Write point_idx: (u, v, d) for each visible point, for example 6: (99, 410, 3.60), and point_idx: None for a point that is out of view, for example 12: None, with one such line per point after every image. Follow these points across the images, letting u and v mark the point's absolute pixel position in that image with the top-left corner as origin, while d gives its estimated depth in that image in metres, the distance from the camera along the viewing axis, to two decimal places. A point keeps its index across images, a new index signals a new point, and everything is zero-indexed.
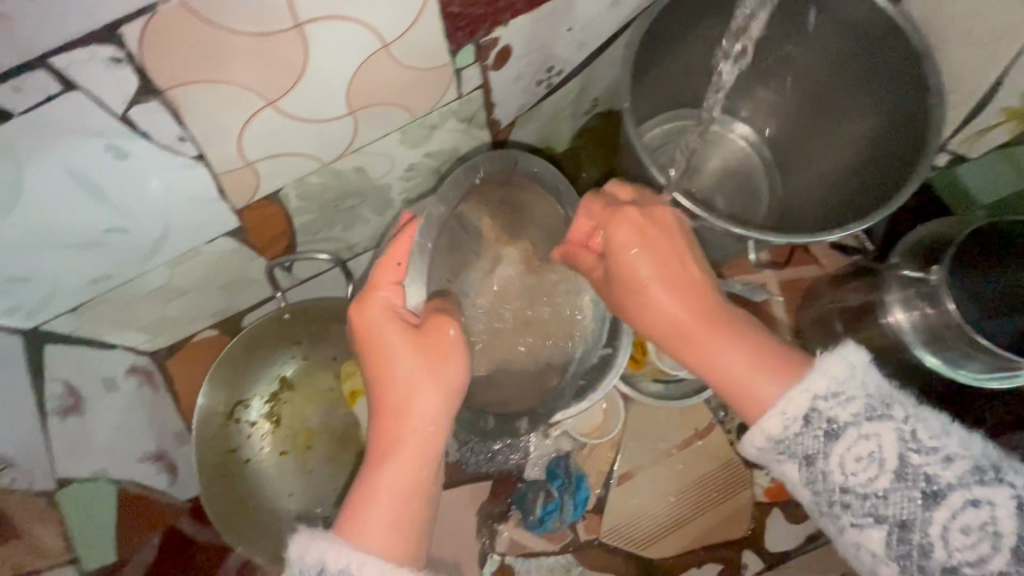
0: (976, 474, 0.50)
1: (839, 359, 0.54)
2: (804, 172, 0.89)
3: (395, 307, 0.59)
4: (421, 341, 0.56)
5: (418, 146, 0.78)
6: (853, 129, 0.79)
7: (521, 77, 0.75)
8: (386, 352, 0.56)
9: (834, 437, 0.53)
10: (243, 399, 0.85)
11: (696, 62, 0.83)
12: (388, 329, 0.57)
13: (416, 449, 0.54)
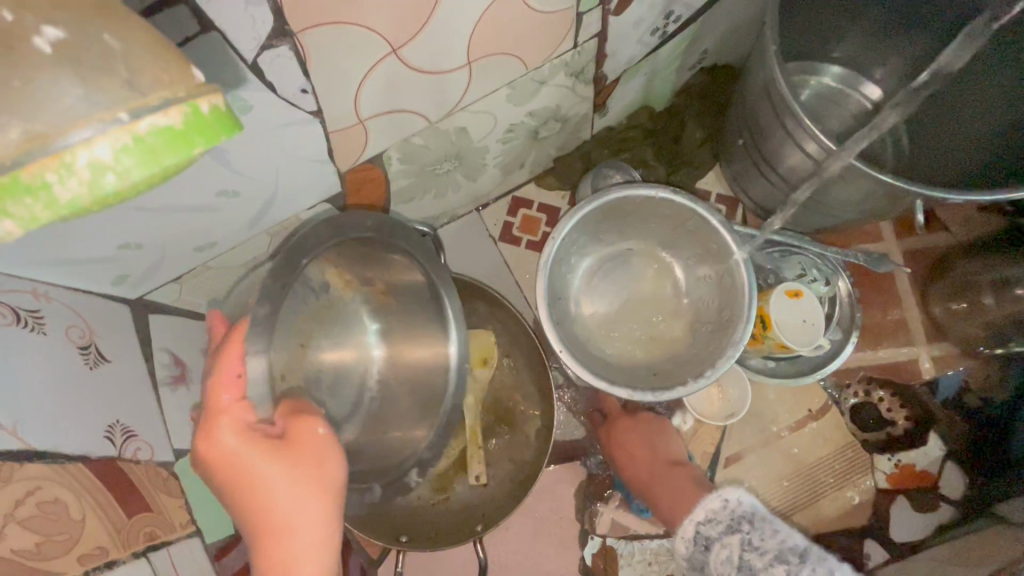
0: (785, 562, 0.58)
1: (713, 493, 0.65)
2: (943, 129, 0.77)
3: (250, 424, 0.49)
4: (287, 449, 0.50)
5: (522, 104, 0.72)
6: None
7: (640, 23, 0.68)
8: (256, 481, 0.48)
9: (709, 548, 0.63)
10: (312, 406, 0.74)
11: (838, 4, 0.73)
12: (254, 456, 0.48)
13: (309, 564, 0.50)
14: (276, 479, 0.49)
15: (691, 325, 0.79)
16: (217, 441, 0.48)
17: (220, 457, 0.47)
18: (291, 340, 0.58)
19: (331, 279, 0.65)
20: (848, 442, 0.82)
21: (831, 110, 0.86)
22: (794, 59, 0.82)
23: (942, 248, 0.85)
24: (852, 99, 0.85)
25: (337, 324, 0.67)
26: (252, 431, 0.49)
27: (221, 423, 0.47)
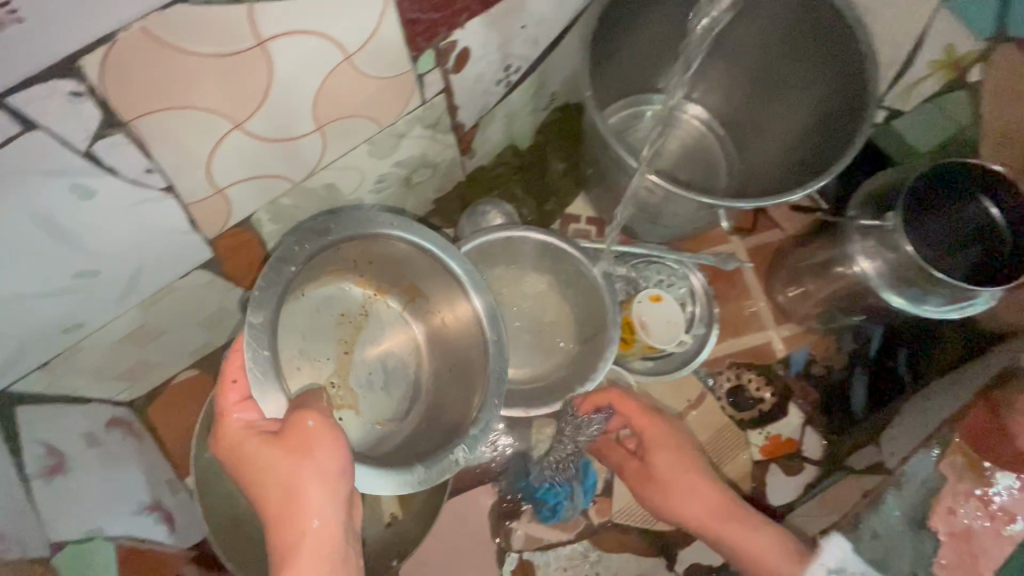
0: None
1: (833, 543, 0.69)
2: (762, 139, 0.91)
3: (253, 423, 0.57)
4: (279, 442, 0.54)
5: (387, 157, 0.78)
6: (797, 95, 0.83)
7: (482, 77, 0.76)
8: (256, 467, 0.54)
9: None
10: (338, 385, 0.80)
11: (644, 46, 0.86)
12: (249, 448, 0.55)
13: (312, 549, 0.53)
14: (270, 463, 0.54)
15: (571, 340, 0.86)
16: (229, 429, 0.57)
17: (229, 448, 0.56)
18: (335, 348, 0.81)
19: (363, 290, 0.83)
20: (725, 424, 0.91)
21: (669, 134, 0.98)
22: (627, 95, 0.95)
23: (778, 242, 0.97)
24: (685, 121, 0.98)
25: (380, 327, 0.84)
26: (250, 426, 0.57)
27: (228, 416, 0.58)
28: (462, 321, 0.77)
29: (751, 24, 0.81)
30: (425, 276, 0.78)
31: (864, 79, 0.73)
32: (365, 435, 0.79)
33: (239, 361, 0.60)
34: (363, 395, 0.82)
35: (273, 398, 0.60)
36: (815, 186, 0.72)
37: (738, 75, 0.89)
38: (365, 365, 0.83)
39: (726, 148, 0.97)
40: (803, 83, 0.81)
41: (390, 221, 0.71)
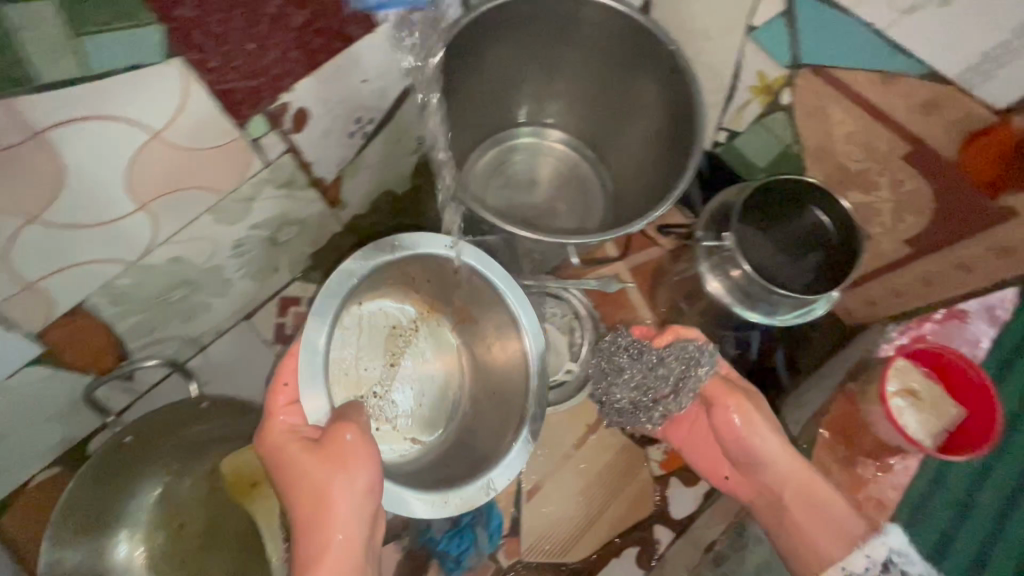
0: None
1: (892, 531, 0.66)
2: (623, 158, 0.95)
3: (294, 427, 0.65)
4: (319, 451, 0.62)
5: (240, 221, 0.75)
6: (638, 115, 0.87)
7: (330, 132, 0.75)
8: (293, 472, 0.62)
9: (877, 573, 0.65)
10: (387, 399, 0.85)
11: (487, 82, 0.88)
12: (289, 453, 0.62)
13: (338, 557, 0.60)
14: (308, 471, 0.61)
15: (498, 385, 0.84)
16: (273, 427, 0.65)
17: (272, 450, 0.64)
18: (384, 359, 0.86)
19: (415, 306, 0.88)
20: (623, 445, 0.92)
21: (539, 160, 1.01)
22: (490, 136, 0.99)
23: (657, 259, 1.00)
24: (549, 146, 1.01)
25: (427, 346, 0.89)
26: (295, 431, 0.65)
27: (276, 417, 0.66)
28: (511, 357, 0.81)
29: (579, 52, 0.85)
30: (474, 300, 0.82)
31: (685, 99, 0.77)
32: (399, 449, 0.83)
33: (295, 366, 0.67)
34: (403, 412, 0.86)
35: (323, 412, 0.67)
36: (660, 212, 0.72)
37: (587, 104, 0.93)
38: (407, 379, 0.87)
39: (596, 168, 1.00)
40: (639, 104, 0.85)
41: (444, 240, 0.77)
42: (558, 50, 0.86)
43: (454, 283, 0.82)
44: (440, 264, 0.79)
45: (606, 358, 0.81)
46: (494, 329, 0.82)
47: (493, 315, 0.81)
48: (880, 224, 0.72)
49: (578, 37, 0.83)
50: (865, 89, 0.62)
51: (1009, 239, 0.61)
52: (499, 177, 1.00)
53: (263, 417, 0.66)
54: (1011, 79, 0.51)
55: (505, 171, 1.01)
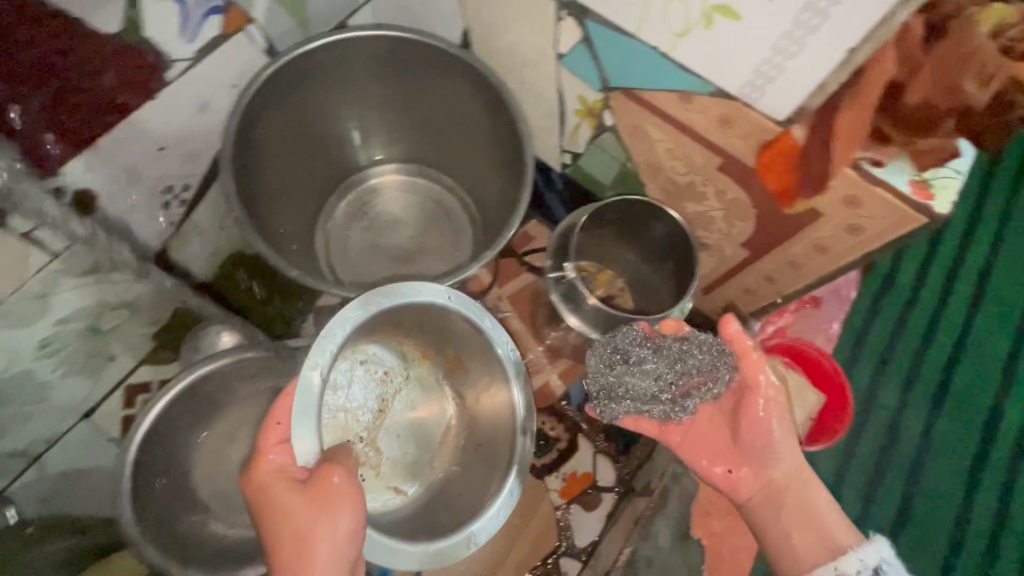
0: None
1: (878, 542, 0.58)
2: (475, 179, 0.89)
3: (285, 467, 0.59)
4: (308, 493, 0.57)
5: (38, 320, 0.66)
6: (476, 133, 0.81)
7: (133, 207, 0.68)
8: (278, 512, 0.57)
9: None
10: (372, 449, 0.76)
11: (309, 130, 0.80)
12: (276, 493, 0.57)
13: None
14: (292, 514, 0.57)
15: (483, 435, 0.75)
16: (262, 466, 0.59)
17: (257, 487, 0.58)
18: (373, 404, 0.77)
19: (408, 351, 0.80)
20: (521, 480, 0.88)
21: (390, 196, 0.94)
22: (339, 184, 0.91)
23: (534, 284, 0.99)
24: (396, 180, 0.94)
25: (417, 392, 0.81)
26: (282, 469, 0.59)
27: (263, 455, 0.60)
28: (500, 410, 0.73)
29: (394, 78, 0.78)
30: (472, 349, 0.74)
31: (510, 111, 0.72)
32: (382, 502, 0.73)
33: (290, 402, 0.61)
34: (387, 464, 0.77)
35: (314, 452, 0.60)
36: (489, 257, 0.72)
37: (423, 130, 0.87)
38: (393, 429, 0.78)
39: (453, 194, 0.94)
40: (473, 121, 0.80)
41: (446, 292, 0.69)
42: (371, 81, 0.79)
43: (452, 331, 0.74)
44: (439, 313, 0.70)
45: (620, 351, 0.71)
46: (489, 376, 0.74)
47: (485, 358, 0.74)
48: (717, 230, 0.74)
49: (387, 64, 0.76)
50: (668, 108, 0.63)
51: (819, 237, 0.64)
52: (358, 223, 0.93)
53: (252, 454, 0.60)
54: (779, 94, 0.52)
55: (364, 215, 0.93)
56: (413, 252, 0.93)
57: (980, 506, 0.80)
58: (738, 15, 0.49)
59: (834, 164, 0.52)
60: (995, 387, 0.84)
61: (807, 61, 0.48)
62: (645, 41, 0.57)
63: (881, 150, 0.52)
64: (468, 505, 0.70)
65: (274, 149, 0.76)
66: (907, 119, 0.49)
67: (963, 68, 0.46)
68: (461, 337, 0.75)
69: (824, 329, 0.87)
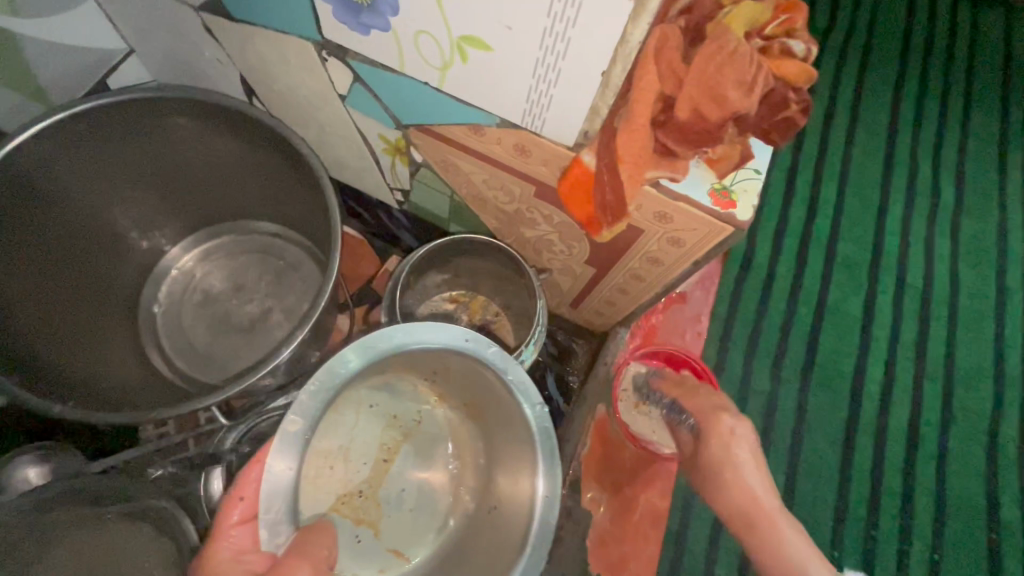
0: None
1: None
2: (300, 226, 0.79)
3: (243, 551, 0.52)
4: None
5: None
6: (278, 180, 0.71)
7: None
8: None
9: None
10: (371, 507, 0.68)
11: (78, 217, 0.68)
12: None
13: None
14: None
15: (497, 503, 0.64)
16: (219, 546, 0.51)
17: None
18: (376, 453, 0.70)
19: (424, 394, 0.72)
20: None
21: (218, 260, 0.84)
22: (153, 269, 0.81)
23: None
24: (219, 242, 0.84)
25: (431, 442, 0.71)
26: (239, 559, 0.51)
27: (220, 537, 0.52)
28: (515, 484, 0.61)
29: (165, 140, 0.67)
30: (493, 397, 0.64)
31: (294, 152, 0.63)
32: (378, 568, 0.66)
33: (259, 477, 0.54)
34: (388, 520, 0.68)
35: (284, 532, 0.53)
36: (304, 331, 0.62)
37: (228, 185, 0.76)
38: (400, 483, 0.70)
39: (289, 240, 0.84)
40: (267, 169, 0.70)
41: (464, 334, 0.59)
42: (137, 149, 0.67)
43: (471, 375, 0.64)
44: (469, 358, 0.60)
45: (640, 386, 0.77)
46: (508, 434, 0.64)
47: (505, 411, 0.63)
48: (559, 252, 0.70)
49: (148, 128, 0.65)
50: (465, 141, 0.57)
51: (648, 251, 0.61)
52: (190, 299, 0.83)
53: (209, 529, 0.52)
54: (558, 121, 0.48)
55: (196, 289, 0.84)
56: (257, 318, 0.83)
57: (859, 469, 0.82)
58: (489, 46, 0.43)
59: (627, 188, 0.47)
60: (857, 348, 0.87)
61: (567, 88, 0.44)
62: (413, 76, 0.51)
63: (673, 165, 0.48)
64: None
65: (29, 251, 0.64)
66: (687, 132, 0.46)
67: (722, 76, 0.43)
68: (486, 387, 0.64)
69: (694, 324, 0.85)
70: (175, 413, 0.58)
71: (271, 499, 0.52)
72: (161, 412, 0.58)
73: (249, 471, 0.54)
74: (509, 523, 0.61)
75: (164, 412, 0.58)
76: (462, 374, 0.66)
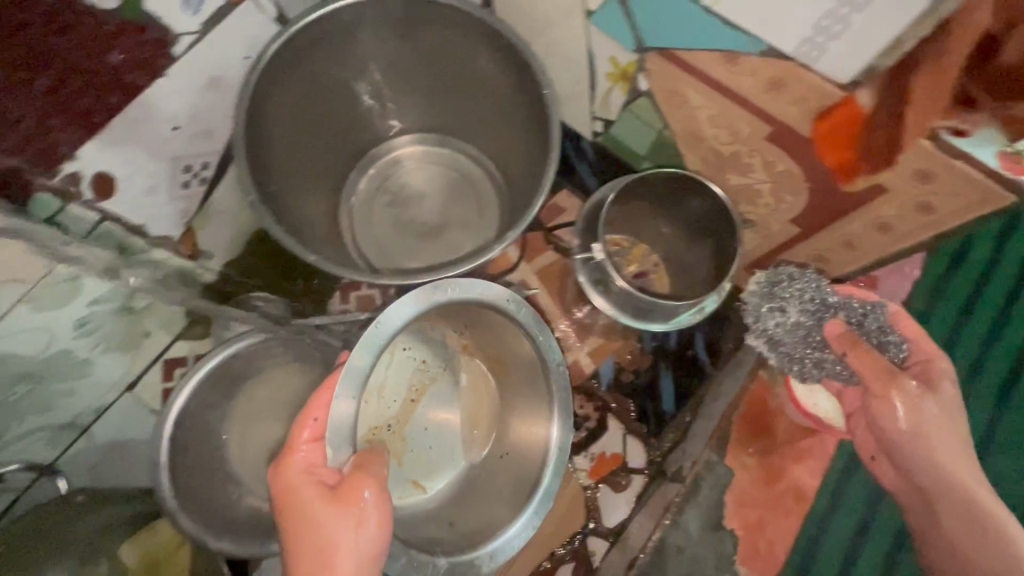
0: None
1: None
2: (504, 150, 0.85)
3: (314, 466, 0.57)
4: (338, 500, 0.55)
5: (71, 302, 0.67)
6: (503, 100, 0.76)
7: (152, 189, 0.68)
8: (306, 520, 0.54)
9: None
10: (398, 440, 0.72)
11: (325, 104, 0.77)
12: (305, 497, 0.55)
13: None
14: (322, 523, 0.54)
15: (506, 450, 0.73)
16: (294, 457, 0.57)
17: (284, 491, 0.56)
18: (405, 393, 0.73)
19: (451, 342, 0.76)
20: None
21: (417, 168, 0.93)
22: (362, 157, 0.90)
23: (561, 260, 0.91)
24: (419, 151, 0.92)
25: (452, 390, 0.76)
26: (310, 472, 0.57)
27: (294, 452, 0.57)
28: (529, 434, 0.71)
29: (412, 44, 0.74)
30: (518, 355, 0.72)
31: (534, 74, 0.67)
32: (400, 494, 0.71)
33: (327, 400, 0.59)
34: (411, 453, 0.73)
35: (345, 452, 0.58)
36: (517, 233, 0.66)
37: (447, 98, 0.83)
38: (423, 422, 0.74)
39: (481, 163, 0.91)
40: (496, 89, 0.75)
41: (508, 296, 0.67)
42: (388, 48, 0.74)
43: (496, 332, 0.72)
44: (503, 317, 0.69)
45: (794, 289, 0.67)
46: (531, 389, 0.72)
47: (528, 364, 0.72)
48: (764, 204, 0.67)
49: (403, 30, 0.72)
50: (712, 69, 0.56)
51: (882, 216, 0.57)
52: (380, 200, 0.91)
53: (280, 450, 0.58)
54: (844, 53, 0.45)
55: (386, 191, 0.92)
56: (438, 226, 0.92)
57: None
58: None
59: (907, 134, 0.46)
60: None
61: (881, 12, 0.42)
62: None
63: (968, 117, 0.43)
64: (490, 513, 0.69)
65: (293, 125, 0.74)
66: (1005, 77, 0.40)
67: None
68: (516, 346, 0.72)
69: None
70: (402, 283, 0.66)
71: (337, 424, 0.57)
72: (392, 280, 0.66)
73: (318, 398, 0.59)
74: (525, 467, 0.70)
75: (394, 282, 0.66)
76: (493, 331, 0.72)
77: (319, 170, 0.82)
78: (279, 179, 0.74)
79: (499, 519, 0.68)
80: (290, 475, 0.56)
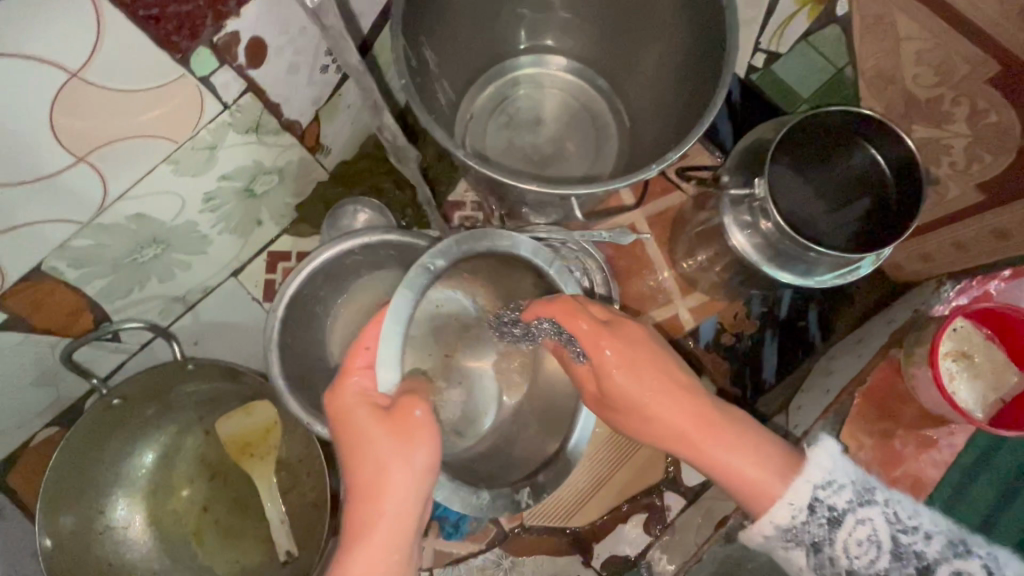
0: (953, 547, 0.51)
1: (818, 448, 0.55)
2: (642, 81, 0.80)
3: (369, 391, 0.55)
4: (390, 422, 0.53)
5: (206, 173, 0.67)
6: (664, 19, 0.71)
7: (296, 68, 0.66)
8: (358, 439, 0.53)
9: (837, 522, 0.52)
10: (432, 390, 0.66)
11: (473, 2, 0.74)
12: (357, 416, 0.53)
13: (386, 534, 0.51)
14: (374, 441, 0.53)
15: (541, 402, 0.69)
16: (348, 381, 0.55)
17: (338, 411, 0.54)
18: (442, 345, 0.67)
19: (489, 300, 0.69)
20: None
21: (541, 91, 0.88)
22: (489, 71, 0.86)
23: (677, 208, 0.85)
24: (548, 74, 0.87)
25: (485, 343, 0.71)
26: (365, 396, 0.55)
27: (348, 377, 0.55)
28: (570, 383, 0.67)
29: None
30: None
31: None
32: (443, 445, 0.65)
33: (376, 333, 0.57)
34: (449, 402, 0.67)
35: (393, 381, 0.55)
36: (679, 153, 0.62)
37: (599, 14, 0.78)
38: (458, 373, 0.70)
39: (610, 95, 0.86)
40: (661, 6, 0.70)
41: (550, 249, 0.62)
42: None
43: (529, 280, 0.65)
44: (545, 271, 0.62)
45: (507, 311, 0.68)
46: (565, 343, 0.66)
47: None
48: (950, 164, 0.65)
49: None
50: None
51: None
52: (496, 119, 0.87)
53: (336, 374, 0.57)
54: None
55: (503, 111, 0.87)
56: (553, 154, 0.87)
57: None
58: None
59: None
60: None
61: None
62: None
63: None
64: (527, 467, 0.65)
65: (444, 22, 0.72)
66: None
67: None
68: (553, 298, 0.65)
69: None
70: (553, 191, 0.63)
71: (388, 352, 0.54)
72: (540, 186, 0.63)
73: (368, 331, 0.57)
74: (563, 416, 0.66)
75: (543, 187, 0.63)
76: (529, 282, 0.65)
77: (452, 76, 0.80)
78: (422, 76, 0.72)
79: (536, 464, 0.65)
80: (340, 395, 0.55)
